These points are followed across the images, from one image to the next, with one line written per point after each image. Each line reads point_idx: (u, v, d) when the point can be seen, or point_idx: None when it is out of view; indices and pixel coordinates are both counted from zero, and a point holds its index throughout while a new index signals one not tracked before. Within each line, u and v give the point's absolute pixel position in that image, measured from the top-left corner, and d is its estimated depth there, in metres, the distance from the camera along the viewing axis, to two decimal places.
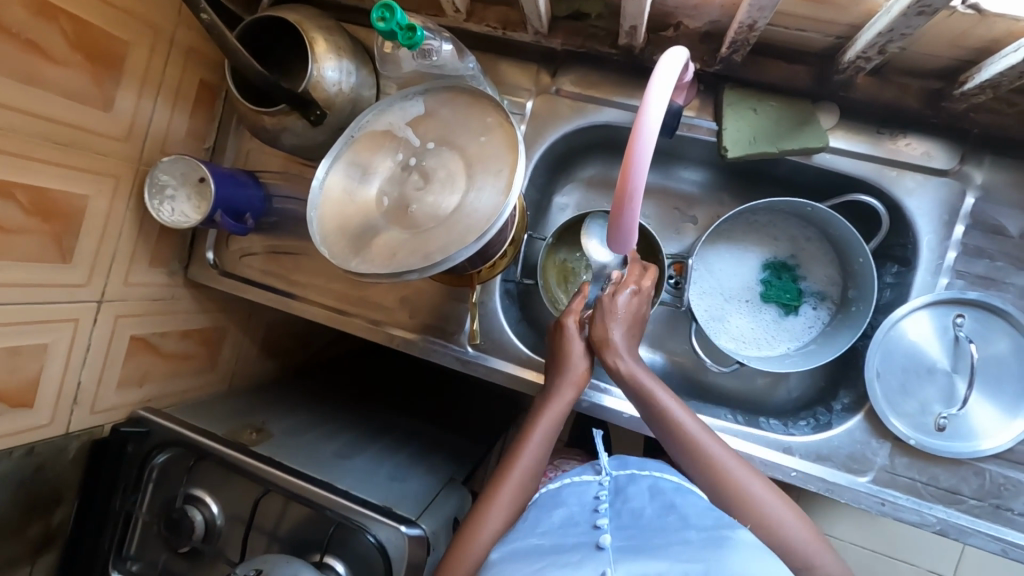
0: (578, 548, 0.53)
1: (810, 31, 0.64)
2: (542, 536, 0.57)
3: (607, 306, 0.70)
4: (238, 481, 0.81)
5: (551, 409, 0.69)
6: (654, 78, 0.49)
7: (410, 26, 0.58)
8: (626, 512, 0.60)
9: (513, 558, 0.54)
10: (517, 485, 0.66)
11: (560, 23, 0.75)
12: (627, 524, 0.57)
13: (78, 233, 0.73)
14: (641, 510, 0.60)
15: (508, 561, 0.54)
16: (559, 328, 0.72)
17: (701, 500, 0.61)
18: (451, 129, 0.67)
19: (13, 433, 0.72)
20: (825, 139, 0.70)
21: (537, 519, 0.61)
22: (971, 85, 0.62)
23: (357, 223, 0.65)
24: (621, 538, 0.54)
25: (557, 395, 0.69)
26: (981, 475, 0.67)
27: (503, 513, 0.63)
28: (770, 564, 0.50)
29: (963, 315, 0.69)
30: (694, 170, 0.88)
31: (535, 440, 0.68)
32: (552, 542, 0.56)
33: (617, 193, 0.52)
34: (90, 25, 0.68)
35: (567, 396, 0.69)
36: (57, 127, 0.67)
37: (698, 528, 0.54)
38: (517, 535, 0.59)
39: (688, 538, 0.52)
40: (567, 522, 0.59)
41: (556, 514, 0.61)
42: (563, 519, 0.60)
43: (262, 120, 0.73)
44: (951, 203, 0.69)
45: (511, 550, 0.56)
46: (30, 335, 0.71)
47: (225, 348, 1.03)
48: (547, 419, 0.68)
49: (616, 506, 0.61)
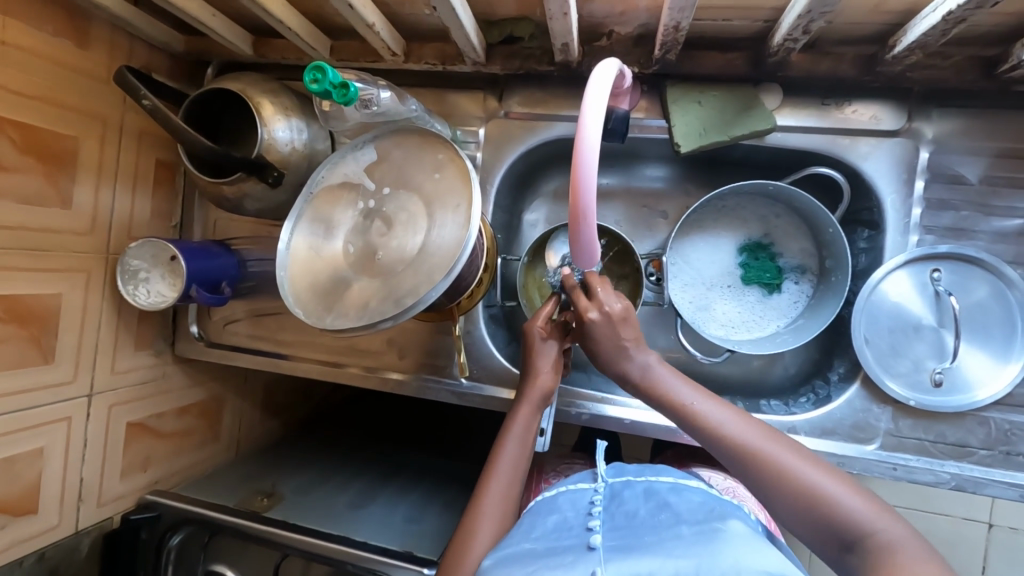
0: (571, 551, 0.54)
1: (737, 19, 0.64)
2: (535, 541, 0.58)
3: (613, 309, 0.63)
4: (254, 550, 0.80)
5: (523, 412, 0.69)
6: (589, 92, 0.49)
7: (344, 83, 0.58)
8: (619, 514, 0.60)
9: (507, 562, 0.55)
10: (504, 483, 0.67)
11: (496, 50, 0.75)
12: (619, 526, 0.58)
13: (57, 332, 0.73)
14: (635, 512, 0.60)
15: (501, 566, 0.54)
16: (528, 333, 0.72)
17: (695, 497, 0.61)
18: (404, 171, 0.68)
19: (19, 542, 0.72)
20: (772, 120, 0.71)
21: (532, 525, 0.61)
22: (901, 48, 0.61)
23: (325, 279, 0.65)
24: (613, 538, 0.55)
25: (524, 395, 0.71)
26: (986, 424, 0.67)
27: (503, 522, 0.64)
28: (761, 547, 0.49)
29: (939, 269, 0.69)
30: (656, 167, 0.89)
31: (508, 445, 0.68)
32: (545, 546, 0.56)
33: (570, 212, 0.51)
34: (35, 127, 0.68)
35: (534, 398, 0.70)
36: (20, 233, 0.68)
37: (690, 524, 0.54)
38: (512, 541, 0.59)
39: (681, 533, 0.53)
40: (561, 527, 0.60)
41: (550, 519, 0.61)
42: (557, 523, 0.60)
43: (221, 190, 0.73)
44: (908, 160, 0.69)
45: (504, 556, 0.56)
46: (24, 443, 0.71)
47: (225, 418, 1.03)
48: (520, 421, 0.69)
49: (610, 510, 0.61)
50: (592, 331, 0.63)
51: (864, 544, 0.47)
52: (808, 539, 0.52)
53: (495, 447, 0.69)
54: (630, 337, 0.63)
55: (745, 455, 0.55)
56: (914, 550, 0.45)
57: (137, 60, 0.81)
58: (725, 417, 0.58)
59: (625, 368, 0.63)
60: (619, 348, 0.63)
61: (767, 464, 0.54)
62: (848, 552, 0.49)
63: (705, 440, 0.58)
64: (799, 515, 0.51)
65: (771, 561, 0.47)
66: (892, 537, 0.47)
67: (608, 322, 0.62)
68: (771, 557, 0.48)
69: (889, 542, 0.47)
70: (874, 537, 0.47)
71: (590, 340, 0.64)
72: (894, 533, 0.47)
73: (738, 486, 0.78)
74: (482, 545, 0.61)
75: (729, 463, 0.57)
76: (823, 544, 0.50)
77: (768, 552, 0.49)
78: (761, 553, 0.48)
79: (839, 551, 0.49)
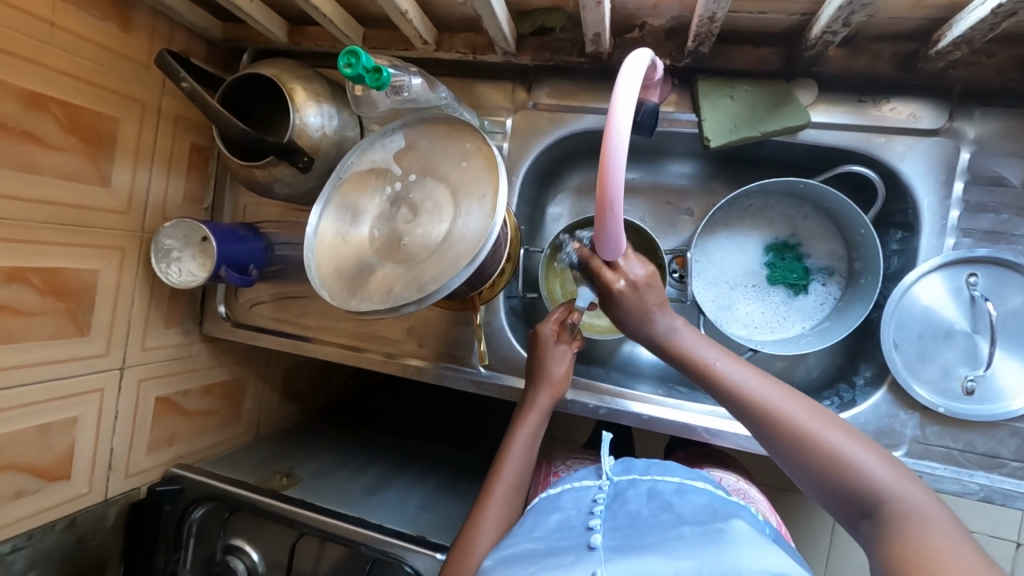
0: (571, 551, 0.54)
1: (773, 13, 0.63)
2: (537, 540, 0.58)
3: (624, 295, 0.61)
4: (272, 529, 0.82)
5: (530, 417, 0.71)
6: (621, 81, 0.48)
7: (376, 68, 0.59)
8: (622, 514, 0.59)
9: (509, 562, 0.55)
10: (510, 484, 0.68)
11: (527, 41, 0.76)
12: (621, 525, 0.57)
13: (91, 307, 0.76)
14: (637, 512, 0.59)
15: (502, 566, 0.54)
16: (537, 336, 0.73)
17: (699, 498, 0.60)
18: (432, 159, 0.68)
19: (51, 507, 0.75)
20: (805, 116, 0.69)
21: (534, 524, 0.61)
22: (943, 43, 0.59)
23: (351, 262, 0.66)
24: (614, 538, 0.55)
25: (534, 403, 0.71)
26: (1019, 436, 0.65)
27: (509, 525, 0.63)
28: (767, 548, 0.49)
29: (975, 274, 0.67)
30: (684, 163, 0.88)
31: (516, 450, 0.69)
32: (546, 545, 0.56)
33: (596, 201, 0.50)
34: (80, 107, 0.71)
35: (544, 404, 0.71)
36: (61, 209, 0.70)
37: (692, 524, 0.54)
38: (512, 541, 0.59)
39: (682, 534, 0.53)
40: (562, 526, 0.59)
41: (552, 518, 0.61)
42: (559, 523, 0.60)
43: (253, 174, 0.75)
44: (946, 161, 0.67)
45: (505, 555, 0.56)
46: (58, 412, 0.74)
47: (247, 398, 1.05)
48: (526, 428, 0.70)
49: (614, 509, 0.61)
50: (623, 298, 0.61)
51: (882, 513, 0.46)
52: (825, 500, 0.51)
53: (502, 454, 0.69)
54: (655, 300, 0.61)
55: (768, 418, 0.53)
56: (934, 520, 0.44)
57: (177, 45, 0.84)
58: (747, 377, 0.56)
59: (652, 330, 0.62)
60: (644, 312, 0.61)
61: (791, 426, 0.52)
62: (864, 519, 0.48)
63: (725, 400, 0.57)
64: (814, 477, 0.51)
65: (772, 560, 0.47)
66: (913, 506, 0.46)
67: (636, 291, 0.61)
68: (773, 557, 0.47)
69: (910, 510, 0.45)
70: (891, 505, 0.46)
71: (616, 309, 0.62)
72: (917, 502, 0.46)
73: (749, 487, 0.79)
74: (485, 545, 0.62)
75: (748, 423, 0.55)
76: (839, 506, 0.50)
77: (771, 551, 0.48)
78: (764, 554, 0.47)
79: (856, 517, 0.48)
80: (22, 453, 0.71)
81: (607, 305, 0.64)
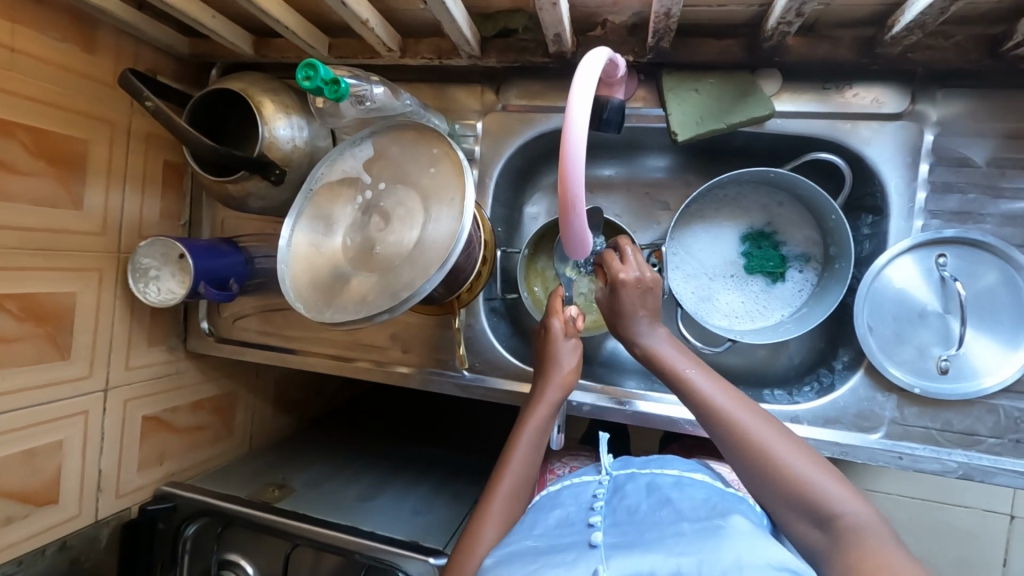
0: (572, 548, 0.54)
1: (731, 5, 0.63)
2: (537, 538, 0.58)
3: (624, 288, 0.63)
4: (266, 541, 0.82)
5: (538, 410, 0.68)
6: (577, 80, 0.49)
7: (334, 79, 0.60)
8: (621, 509, 0.60)
9: (509, 559, 0.54)
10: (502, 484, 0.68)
11: (491, 43, 0.75)
12: (621, 520, 0.58)
13: (71, 330, 0.76)
14: (636, 507, 0.60)
15: (503, 564, 0.54)
16: (546, 330, 0.72)
17: (697, 492, 0.61)
18: (401, 165, 0.68)
19: (42, 531, 0.75)
20: (770, 106, 0.70)
21: (534, 522, 0.61)
22: (899, 29, 0.60)
23: (327, 272, 0.66)
24: (614, 535, 0.55)
25: (542, 397, 0.69)
26: (995, 412, 0.66)
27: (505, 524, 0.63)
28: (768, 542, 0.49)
29: (945, 255, 0.68)
30: (659, 157, 0.88)
31: (522, 444, 0.67)
32: (547, 543, 0.56)
33: (558, 202, 0.50)
34: (47, 131, 0.71)
35: (552, 397, 0.69)
36: (34, 234, 0.70)
37: (692, 521, 0.54)
38: (513, 538, 0.59)
39: (682, 531, 0.53)
40: (563, 524, 0.60)
41: (552, 516, 0.62)
42: (560, 520, 0.60)
43: (226, 188, 0.75)
44: (911, 144, 0.68)
45: (506, 553, 0.56)
46: (43, 437, 0.74)
47: (238, 412, 1.05)
48: (534, 423, 0.68)
49: (613, 505, 0.61)
50: (620, 297, 0.64)
51: (834, 526, 0.48)
52: (780, 514, 0.53)
53: (508, 449, 0.68)
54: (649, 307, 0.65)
55: (734, 433, 0.56)
56: (880, 534, 0.46)
57: (144, 64, 0.84)
58: (719, 392, 0.59)
59: (635, 334, 0.65)
60: (636, 315, 0.64)
61: (755, 443, 0.55)
62: (814, 530, 0.50)
63: (697, 411, 0.59)
64: (771, 489, 0.53)
65: (773, 553, 0.47)
66: (861, 522, 0.48)
67: (636, 289, 0.64)
68: (773, 549, 0.47)
69: (858, 526, 0.48)
70: (844, 519, 0.48)
71: (616, 303, 0.64)
72: (866, 519, 0.48)
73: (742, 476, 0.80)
74: (482, 540, 0.61)
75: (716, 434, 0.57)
76: (793, 519, 0.52)
77: (770, 543, 0.48)
78: (765, 547, 0.47)
79: (809, 529, 0.50)
80: (8, 479, 0.71)
81: (607, 300, 0.66)
